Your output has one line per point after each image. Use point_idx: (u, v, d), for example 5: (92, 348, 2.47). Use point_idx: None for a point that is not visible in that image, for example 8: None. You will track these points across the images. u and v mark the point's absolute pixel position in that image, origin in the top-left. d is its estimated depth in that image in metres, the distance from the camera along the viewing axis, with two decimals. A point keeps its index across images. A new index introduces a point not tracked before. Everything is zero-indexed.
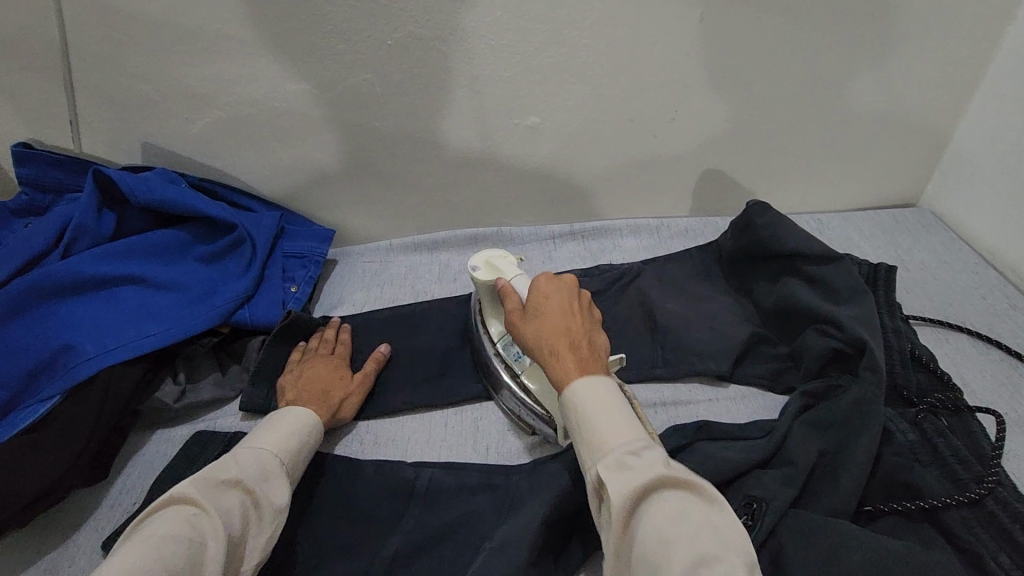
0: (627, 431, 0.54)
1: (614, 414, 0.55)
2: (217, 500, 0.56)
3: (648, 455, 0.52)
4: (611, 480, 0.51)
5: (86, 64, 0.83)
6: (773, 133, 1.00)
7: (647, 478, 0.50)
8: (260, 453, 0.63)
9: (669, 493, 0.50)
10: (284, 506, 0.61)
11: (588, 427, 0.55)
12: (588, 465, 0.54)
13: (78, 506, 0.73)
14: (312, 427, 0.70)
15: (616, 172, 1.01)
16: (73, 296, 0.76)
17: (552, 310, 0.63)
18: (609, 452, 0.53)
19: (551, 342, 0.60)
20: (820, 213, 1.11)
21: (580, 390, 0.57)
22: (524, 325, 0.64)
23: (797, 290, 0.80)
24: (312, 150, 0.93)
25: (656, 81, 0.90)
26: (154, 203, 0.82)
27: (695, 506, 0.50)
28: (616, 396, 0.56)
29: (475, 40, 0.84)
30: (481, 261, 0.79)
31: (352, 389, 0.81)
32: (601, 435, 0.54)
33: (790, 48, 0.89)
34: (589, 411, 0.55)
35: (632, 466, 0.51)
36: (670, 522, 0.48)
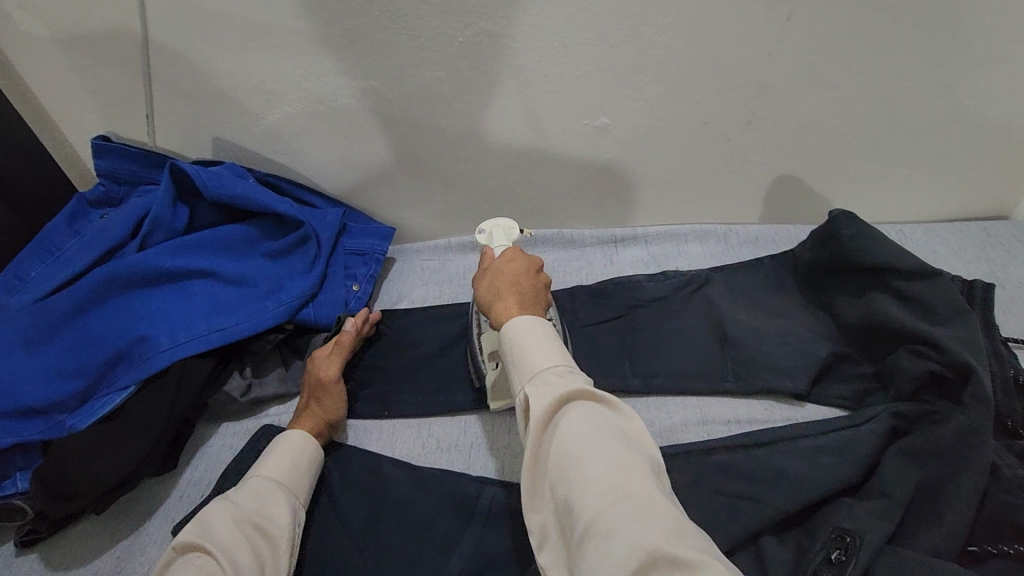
0: (552, 355, 0.56)
1: (542, 341, 0.57)
2: (220, 537, 0.58)
3: (568, 377, 0.54)
4: (535, 396, 0.53)
5: (163, 58, 0.84)
6: (856, 138, 0.94)
7: (566, 392, 0.52)
8: (251, 485, 0.65)
9: (584, 405, 0.52)
10: (290, 522, 0.63)
11: (519, 355, 0.57)
12: (517, 388, 0.56)
13: (148, 495, 0.74)
14: (309, 444, 0.71)
15: (684, 176, 0.97)
16: (147, 288, 0.78)
17: (508, 273, 0.68)
18: (535, 372, 0.54)
19: (497, 292, 0.65)
20: (900, 222, 1.05)
21: (517, 325, 0.58)
22: (480, 280, 0.69)
23: (886, 307, 0.74)
24: (376, 148, 0.93)
25: (736, 81, 0.86)
26: (226, 197, 0.83)
27: (610, 415, 0.52)
28: (546, 329, 0.58)
29: (549, 38, 0.81)
30: (487, 226, 0.84)
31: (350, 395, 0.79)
32: (530, 361, 0.56)
33: (884, 47, 0.84)
34: (520, 345, 0.57)
35: (553, 383, 0.53)
36: (585, 429, 0.50)
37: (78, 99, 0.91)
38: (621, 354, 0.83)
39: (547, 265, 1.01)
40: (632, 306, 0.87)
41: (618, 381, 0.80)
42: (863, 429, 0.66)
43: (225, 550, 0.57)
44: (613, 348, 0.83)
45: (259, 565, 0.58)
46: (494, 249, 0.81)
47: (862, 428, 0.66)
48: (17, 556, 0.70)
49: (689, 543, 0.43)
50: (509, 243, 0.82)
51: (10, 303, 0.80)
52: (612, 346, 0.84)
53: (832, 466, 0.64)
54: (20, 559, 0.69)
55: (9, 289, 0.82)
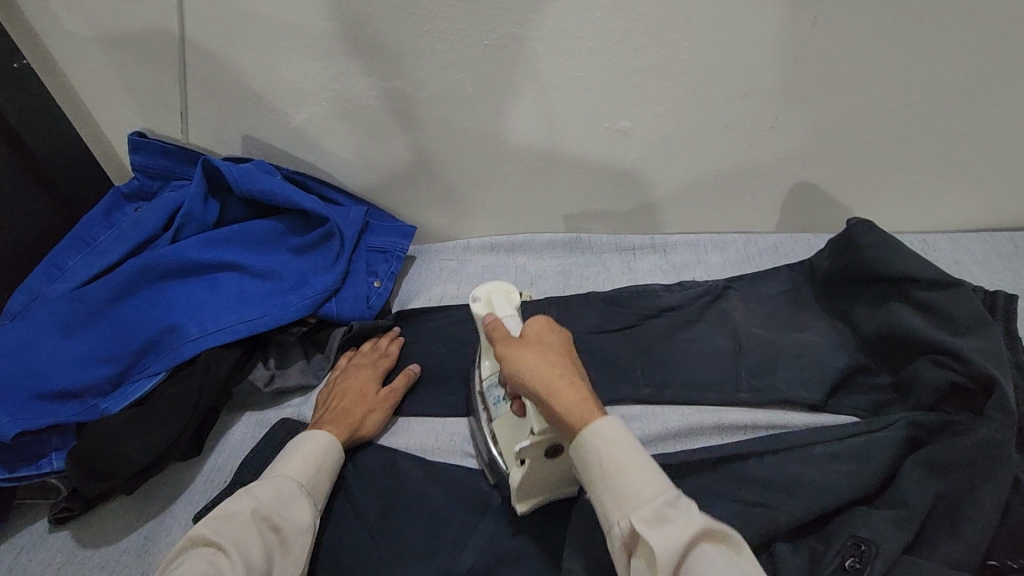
0: (655, 485, 0.54)
1: (638, 458, 0.55)
2: (236, 533, 0.59)
3: (680, 508, 0.53)
4: (653, 537, 0.51)
5: (198, 58, 0.87)
6: (882, 147, 0.93)
7: (684, 536, 0.51)
8: (277, 481, 0.66)
9: (706, 551, 0.51)
10: (307, 525, 0.65)
11: (612, 473, 0.55)
12: (615, 523, 0.54)
13: (173, 479, 0.76)
14: (334, 448, 0.72)
15: (705, 181, 0.97)
16: (178, 279, 0.80)
17: (549, 351, 0.63)
18: (642, 503, 0.53)
19: (555, 370, 0.61)
20: (925, 232, 1.04)
21: (598, 436, 0.56)
22: (515, 358, 0.63)
23: (906, 316, 0.73)
24: (401, 146, 0.95)
25: (760, 86, 0.86)
26: (254, 193, 0.86)
27: (728, 556, 0.52)
28: (635, 443, 0.56)
29: (574, 42, 0.82)
30: (483, 293, 0.76)
31: (378, 406, 0.80)
32: (635, 490, 0.54)
33: (913, 54, 0.83)
34: (610, 458, 0.55)
35: (668, 522, 0.52)
36: (719, 571, 0.49)
37: (116, 96, 0.94)
38: (634, 362, 0.83)
39: (565, 267, 1.02)
40: (645, 315, 0.87)
41: (630, 390, 0.81)
42: (880, 436, 0.65)
43: (238, 549, 0.58)
44: (626, 357, 0.83)
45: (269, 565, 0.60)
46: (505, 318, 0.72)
47: (879, 435, 0.66)
48: (49, 533, 0.72)
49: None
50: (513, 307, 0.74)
51: (48, 291, 0.83)
52: (628, 356, 0.84)
53: (849, 474, 0.64)
54: (52, 536, 0.72)
55: (47, 277, 0.85)
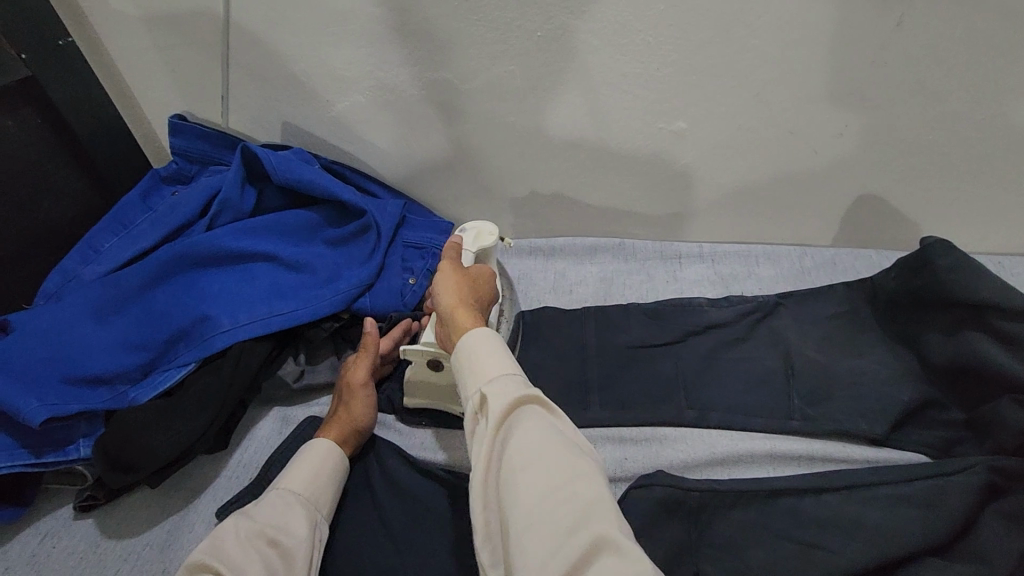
0: (507, 363, 0.55)
1: (494, 347, 0.56)
2: (232, 554, 0.58)
3: (524, 384, 0.53)
4: (491, 396, 0.52)
5: (242, 41, 0.85)
6: (959, 161, 0.86)
7: (519, 398, 0.52)
8: (270, 496, 0.65)
9: (534, 412, 0.52)
10: (306, 536, 0.62)
11: (470, 362, 0.56)
12: (472, 388, 0.54)
13: (199, 473, 0.75)
14: (334, 454, 0.69)
15: (760, 188, 0.91)
16: (213, 267, 0.79)
17: (474, 285, 0.68)
18: (491, 376, 0.54)
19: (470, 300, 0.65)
20: (1001, 253, 0.96)
21: (475, 332, 0.57)
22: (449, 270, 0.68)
23: (986, 349, 0.67)
24: (443, 139, 0.91)
25: (829, 90, 0.80)
26: (292, 182, 0.83)
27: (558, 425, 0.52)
28: (500, 340, 0.57)
29: (633, 35, 0.77)
30: (471, 228, 0.79)
31: (363, 394, 0.75)
32: (481, 364, 0.55)
33: (1006, 61, 0.75)
34: (476, 349, 0.56)
35: (505, 386, 0.53)
36: (536, 432, 0.50)
37: (159, 78, 0.93)
38: (678, 380, 0.78)
39: (606, 275, 0.97)
40: (690, 331, 0.82)
41: (674, 412, 0.76)
42: (954, 480, 0.60)
43: (232, 568, 0.57)
44: (669, 374, 0.79)
45: None
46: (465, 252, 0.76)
47: (952, 478, 0.60)
48: (75, 519, 0.72)
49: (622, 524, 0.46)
50: (478, 252, 0.77)
51: (84, 273, 0.83)
52: (670, 372, 0.79)
53: (918, 519, 0.58)
54: (77, 523, 0.71)
55: (84, 259, 0.85)
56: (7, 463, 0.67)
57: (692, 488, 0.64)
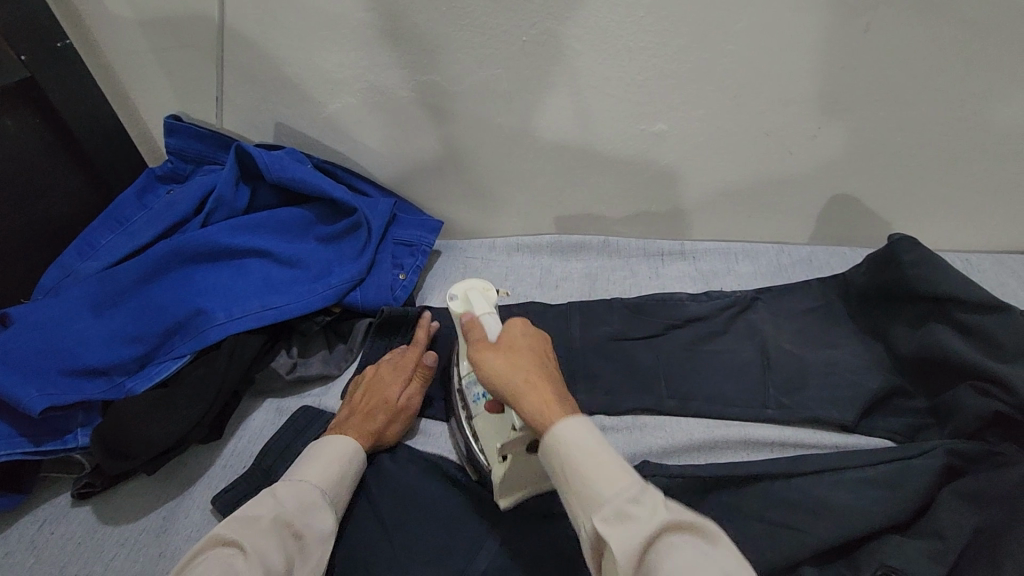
0: (619, 478, 0.53)
1: (602, 459, 0.54)
2: (257, 538, 0.57)
3: (639, 502, 0.51)
4: (609, 533, 0.50)
5: (237, 44, 0.88)
6: (926, 163, 0.90)
7: (648, 534, 0.49)
8: (300, 486, 0.64)
9: (671, 540, 0.49)
10: (328, 533, 0.64)
11: (582, 482, 0.53)
12: (582, 525, 0.53)
13: (192, 462, 0.77)
14: (357, 456, 0.70)
15: (738, 188, 0.95)
16: (208, 263, 0.81)
17: (518, 351, 0.63)
18: (603, 504, 0.51)
19: (524, 376, 0.61)
20: (969, 252, 1.00)
21: (567, 428, 0.56)
22: (486, 356, 0.63)
23: (946, 338, 0.70)
24: (433, 139, 0.94)
25: (803, 93, 0.83)
26: (285, 181, 0.86)
27: (701, 544, 0.49)
28: (598, 436, 0.55)
29: (615, 41, 0.80)
30: (460, 291, 0.74)
31: (403, 418, 0.77)
32: (592, 487, 0.53)
33: (968, 66, 0.79)
34: (585, 456, 0.54)
35: (628, 516, 0.50)
36: (683, 560, 0.47)
37: (155, 79, 0.95)
38: (658, 371, 0.81)
39: (591, 271, 1.00)
40: (670, 324, 0.85)
41: (654, 401, 0.79)
42: (916, 462, 0.63)
43: (259, 552, 0.56)
44: (649, 366, 0.82)
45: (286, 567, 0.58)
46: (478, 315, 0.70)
47: (914, 461, 0.63)
48: (72, 506, 0.74)
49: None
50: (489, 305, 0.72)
51: (81, 269, 0.85)
52: (651, 362, 0.82)
53: (880, 500, 0.61)
54: (74, 510, 0.73)
55: (81, 254, 0.87)
56: (7, 451, 0.69)
57: (671, 473, 0.68)
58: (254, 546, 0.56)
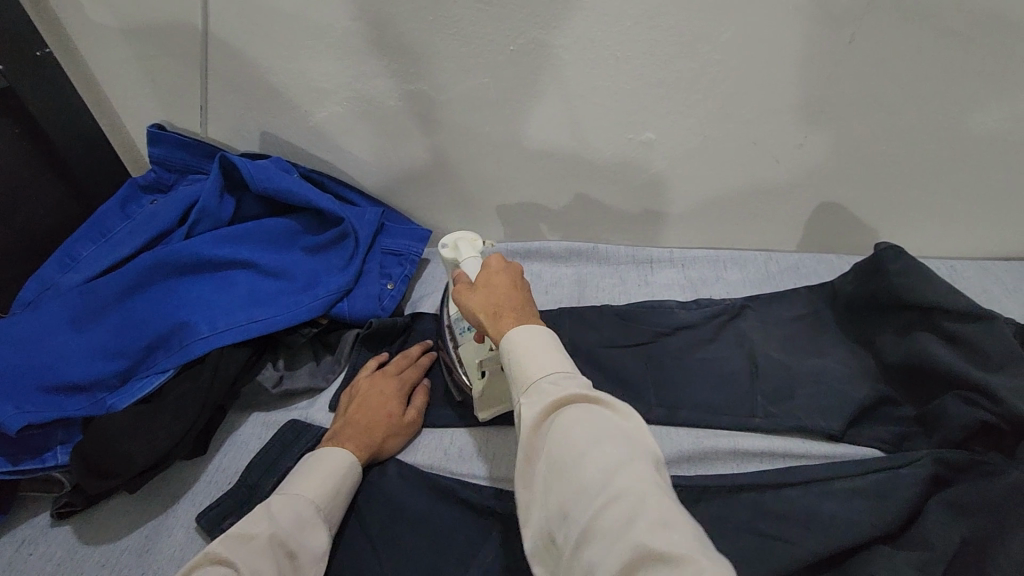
0: (552, 359, 0.54)
1: (543, 344, 0.55)
2: (253, 558, 0.57)
3: (565, 383, 0.52)
4: (528, 405, 0.52)
5: (221, 53, 0.86)
6: (910, 171, 0.90)
7: (561, 399, 0.51)
8: (297, 502, 0.64)
9: (581, 409, 0.50)
10: (321, 553, 0.64)
11: (514, 360, 0.55)
12: (514, 398, 0.54)
13: (176, 479, 0.75)
14: (353, 472, 0.70)
15: (726, 195, 0.95)
16: (192, 275, 0.80)
17: (497, 285, 0.63)
18: (532, 381, 0.53)
19: (495, 304, 0.61)
20: (953, 258, 1.01)
21: (518, 335, 0.56)
22: (467, 293, 0.64)
23: (932, 347, 0.70)
24: (421, 148, 0.93)
25: (789, 102, 0.84)
26: (271, 191, 0.85)
27: (609, 417, 0.50)
28: (551, 335, 0.56)
29: (601, 51, 0.80)
30: (449, 240, 0.76)
31: (401, 429, 0.77)
32: (526, 367, 0.54)
33: (951, 76, 0.80)
34: (525, 347, 0.55)
35: (548, 391, 0.52)
36: (578, 438, 0.49)
37: (137, 88, 0.94)
38: (648, 380, 0.81)
39: (580, 278, 1.00)
40: (660, 333, 0.85)
41: (643, 410, 0.79)
42: (904, 473, 0.63)
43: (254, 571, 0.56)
44: (638, 375, 0.81)
45: None
46: (465, 262, 0.73)
47: (902, 472, 0.63)
48: (51, 526, 0.72)
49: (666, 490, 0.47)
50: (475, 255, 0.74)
51: (61, 282, 0.83)
52: (640, 371, 0.82)
53: (870, 511, 0.62)
54: (54, 530, 0.71)
55: (61, 267, 0.85)
56: None
57: None
58: (249, 566, 0.56)
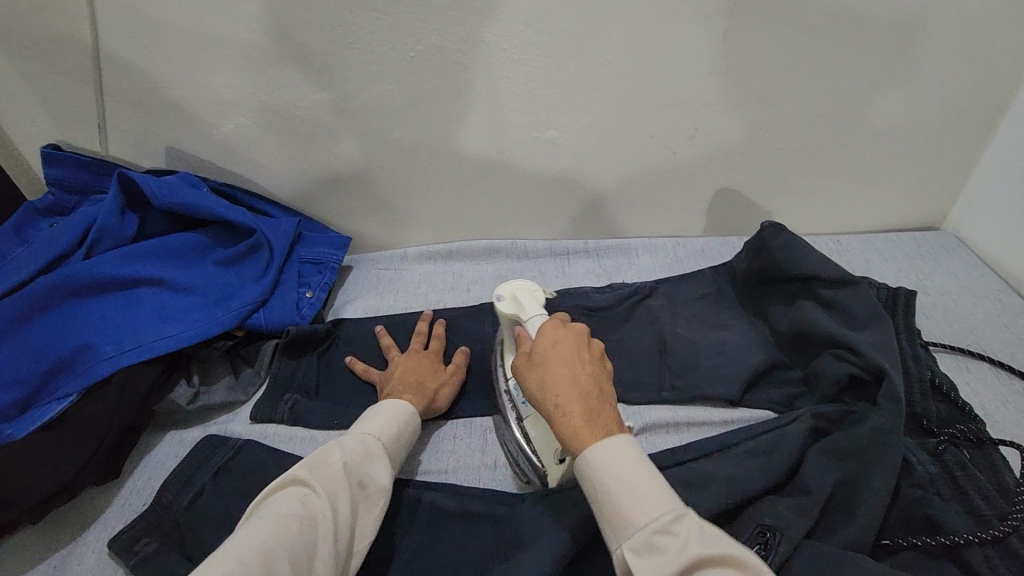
0: (626, 465, 0.52)
1: (619, 452, 0.53)
2: (327, 480, 0.57)
3: (645, 494, 0.50)
4: (614, 526, 0.51)
5: (117, 68, 0.85)
6: (792, 155, 0.98)
7: (644, 521, 0.49)
8: (363, 439, 0.64)
9: (670, 523, 0.49)
10: (388, 485, 0.62)
11: (595, 473, 0.53)
12: (594, 508, 0.53)
13: (87, 506, 0.73)
14: (410, 415, 0.71)
15: (631, 186, 1.00)
16: (94, 296, 0.78)
17: (565, 363, 0.60)
18: (637, 531, 0.49)
19: (558, 396, 0.58)
20: (839, 234, 1.09)
21: (601, 454, 0.53)
22: (528, 376, 0.61)
23: (812, 313, 0.77)
24: (333, 155, 0.94)
25: (677, 98, 0.90)
26: (176, 206, 0.84)
27: (690, 526, 0.49)
28: (624, 440, 0.54)
29: (498, 53, 0.84)
30: (505, 292, 0.76)
31: (448, 379, 0.81)
32: (600, 478, 0.52)
33: (815, 67, 0.88)
34: (618, 487, 0.51)
35: (629, 510, 0.50)
36: (676, 552, 0.47)
37: (28, 108, 0.91)
38: None
39: (501, 273, 1.03)
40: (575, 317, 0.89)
41: None
42: (788, 429, 0.69)
43: (327, 493, 0.56)
44: None
45: (352, 516, 0.57)
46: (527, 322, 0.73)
47: (787, 428, 0.69)
48: None
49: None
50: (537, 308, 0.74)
51: None
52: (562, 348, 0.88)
53: (762, 467, 0.66)
54: None
55: None
56: None
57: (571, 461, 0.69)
58: (323, 484, 0.57)
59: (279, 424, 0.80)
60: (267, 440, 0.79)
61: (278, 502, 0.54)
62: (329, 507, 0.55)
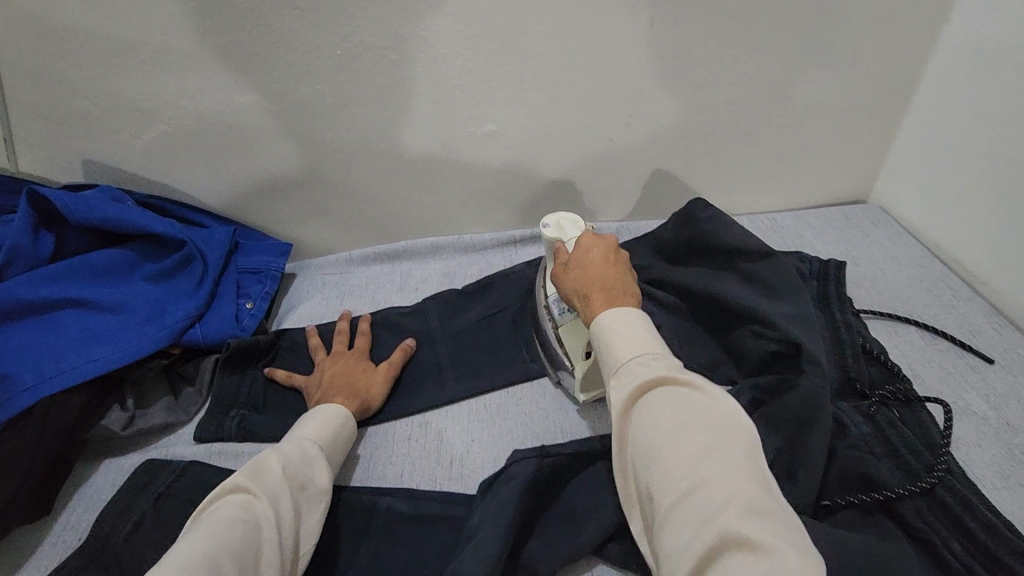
0: (635, 345, 0.56)
1: (633, 329, 0.58)
2: (267, 483, 0.55)
3: (652, 364, 0.54)
4: (617, 389, 0.54)
5: (21, 78, 0.80)
6: (726, 137, 1.01)
7: (648, 381, 0.52)
8: (301, 444, 0.62)
9: (676, 391, 0.52)
10: (328, 488, 0.61)
11: (602, 342, 0.58)
12: (606, 379, 0.57)
13: (18, 547, 0.69)
14: (346, 420, 0.70)
15: (573, 176, 1.01)
16: (10, 323, 0.73)
17: (595, 259, 0.67)
18: (620, 365, 0.56)
19: (585, 286, 0.65)
20: (774, 212, 1.13)
21: (610, 318, 0.59)
22: (565, 272, 0.69)
23: (733, 285, 0.80)
24: (267, 161, 0.91)
25: (611, 88, 0.91)
26: (96, 221, 0.80)
27: (691, 397, 0.51)
28: (639, 318, 0.59)
29: (427, 48, 0.82)
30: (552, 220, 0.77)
31: (380, 376, 0.81)
32: (615, 351, 0.57)
33: (740, 52, 0.91)
34: (609, 330, 0.58)
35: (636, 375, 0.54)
36: (667, 421, 0.50)
37: None
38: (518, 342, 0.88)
39: (448, 270, 1.03)
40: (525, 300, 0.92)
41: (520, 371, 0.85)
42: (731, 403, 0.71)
43: (269, 496, 0.54)
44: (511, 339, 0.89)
45: (295, 519, 0.56)
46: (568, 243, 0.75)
47: None
48: None
49: (772, 509, 0.44)
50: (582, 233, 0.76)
51: None
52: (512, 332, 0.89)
53: None
54: None
55: None
56: None
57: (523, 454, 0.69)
58: (264, 487, 0.55)
59: (224, 442, 0.77)
60: (212, 459, 0.76)
61: (217, 509, 0.52)
62: (272, 508, 0.54)
